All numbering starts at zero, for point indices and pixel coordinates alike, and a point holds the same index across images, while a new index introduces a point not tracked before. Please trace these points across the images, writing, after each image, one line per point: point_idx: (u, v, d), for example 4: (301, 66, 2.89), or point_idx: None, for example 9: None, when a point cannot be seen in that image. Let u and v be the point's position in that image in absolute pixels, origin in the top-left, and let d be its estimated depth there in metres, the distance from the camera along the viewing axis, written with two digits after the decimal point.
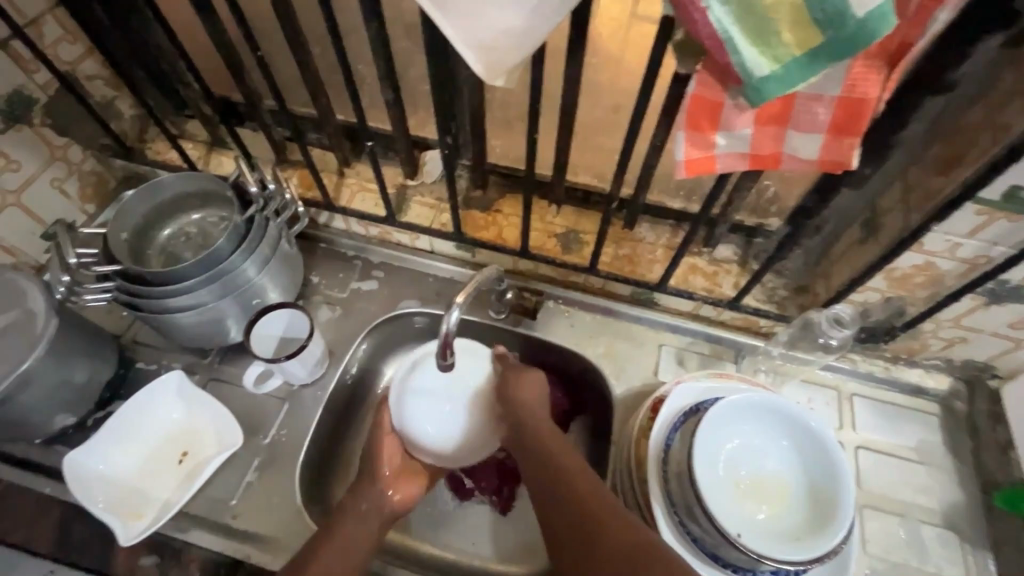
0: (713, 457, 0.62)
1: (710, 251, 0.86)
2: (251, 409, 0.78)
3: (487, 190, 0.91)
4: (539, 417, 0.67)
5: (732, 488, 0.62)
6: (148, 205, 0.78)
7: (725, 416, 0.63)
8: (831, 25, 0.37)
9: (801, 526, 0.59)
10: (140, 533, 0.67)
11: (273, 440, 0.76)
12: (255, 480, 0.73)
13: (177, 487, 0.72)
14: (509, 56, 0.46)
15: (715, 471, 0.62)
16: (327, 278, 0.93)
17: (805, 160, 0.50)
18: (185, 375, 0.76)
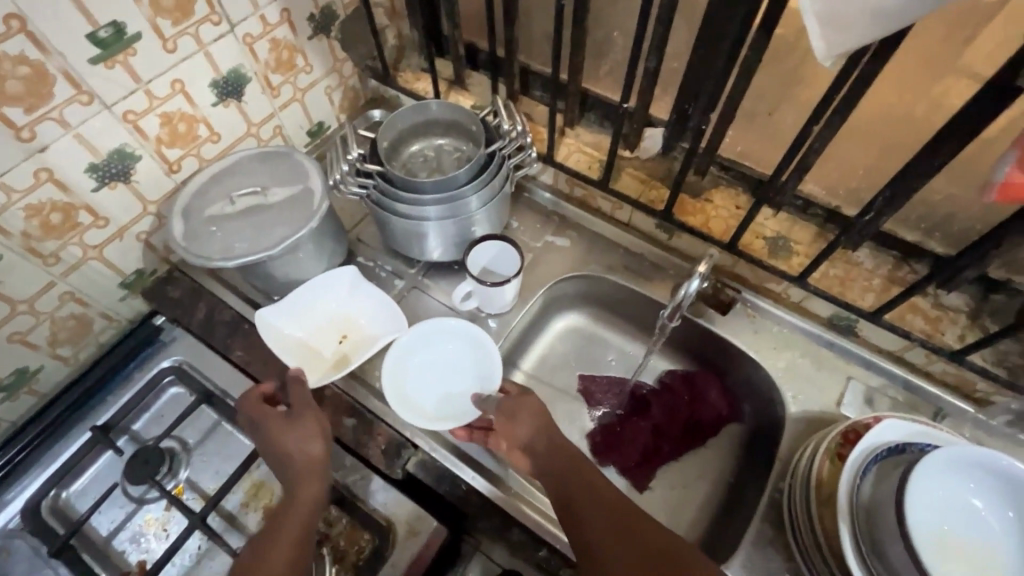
0: (935, 507, 0.58)
1: (937, 295, 0.80)
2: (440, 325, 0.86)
3: (704, 178, 0.90)
4: (555, 449, 0.68)
5: (940, 545, 0.58)
6: (407, 122, 0.88)
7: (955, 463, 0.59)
8: None
9: None
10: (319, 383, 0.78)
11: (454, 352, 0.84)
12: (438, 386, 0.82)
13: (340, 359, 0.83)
14: (858, 39, 0.45)
15: (924, 519, 0.57)
16: (525, 225, 0.98)
17: None
18: (356, 271, 0.87)
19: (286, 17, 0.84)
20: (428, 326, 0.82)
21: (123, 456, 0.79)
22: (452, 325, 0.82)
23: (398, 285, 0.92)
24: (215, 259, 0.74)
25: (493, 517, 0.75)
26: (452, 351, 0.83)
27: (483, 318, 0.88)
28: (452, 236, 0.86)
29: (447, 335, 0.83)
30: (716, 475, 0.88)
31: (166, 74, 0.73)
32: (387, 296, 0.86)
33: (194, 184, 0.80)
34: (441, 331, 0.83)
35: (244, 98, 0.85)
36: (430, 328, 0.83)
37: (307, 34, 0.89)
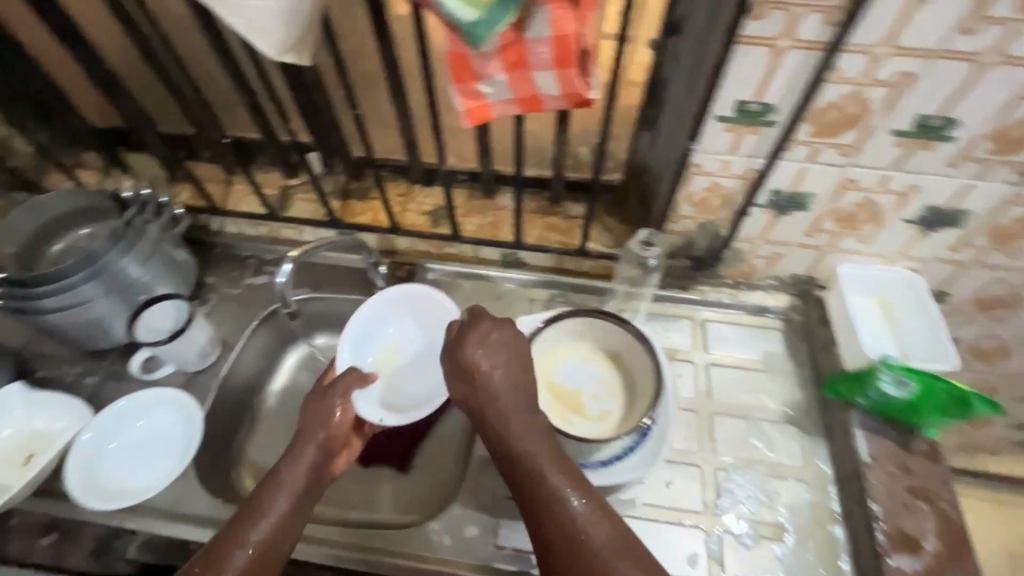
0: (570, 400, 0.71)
1: (563, 211, 0.96)
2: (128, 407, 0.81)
3: (365, 180, 1.01)
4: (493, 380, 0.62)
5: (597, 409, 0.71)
6: (36, 221, 0.86)
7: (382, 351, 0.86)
8: None
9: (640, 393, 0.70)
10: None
11: (146, 424, 0.80)
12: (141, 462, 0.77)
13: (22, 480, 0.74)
14: (285, 33, 0.56)
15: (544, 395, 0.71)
16: (222, 277, 1.00)
17: (555, 96, 0.59)
18: (28, 384, 0.80)
19: None
20: (102, 416, 0.78)
21: None
22: (126, 408, 0.79)
23: (90, 382, 0.87)
24: None
25: None
26: (138, 423, 0.80)
27: (191, 378, 0.88)
28: (122, 310, 0.83)
29: (126, 412, 0.79)
30: None
31: None
32: (73, 399, 0.80)
33: None
34: (119, 412, 0.79)
35: None
36: (102, 417, 0.78)
37: None
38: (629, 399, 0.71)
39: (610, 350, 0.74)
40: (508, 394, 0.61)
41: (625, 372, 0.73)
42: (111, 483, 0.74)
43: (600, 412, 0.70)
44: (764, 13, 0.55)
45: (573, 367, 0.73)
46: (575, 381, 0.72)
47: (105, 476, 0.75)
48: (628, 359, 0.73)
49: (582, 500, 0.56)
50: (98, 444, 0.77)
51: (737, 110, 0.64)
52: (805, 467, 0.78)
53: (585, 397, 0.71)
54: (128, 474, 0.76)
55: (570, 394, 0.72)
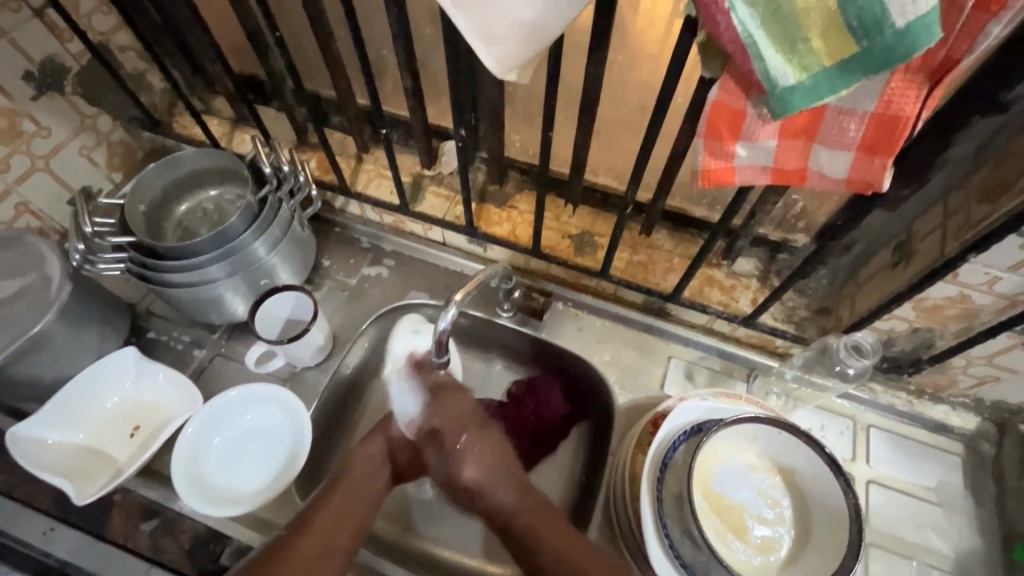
0: (735, 519, 0.62)
1: (728, 264, 0.83)
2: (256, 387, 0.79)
3: (505, 185, 0.89)
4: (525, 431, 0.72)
5: (764, 529, 0.62)
6: (168, 178, 0.79)
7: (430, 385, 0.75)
8: (861, 63, 0.36)
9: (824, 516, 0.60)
10: (92, 495, 0.67)
11: (253, 418, 0.75)
12: (246, 458, 0.73)
13: (131, 456, 0.73)
14: (520, 51, 0.45)
15: (703, 505, 0.61)
16: (338, 262, 0.93)
17: (833, 179, 0.47)
18: (141, 352, 0.76)
19: None
20: (207, 406, 0.73)
21: None
22: (234, 400, 0.74)
23: (197, 355, 0.83)
24: None
25: None
26: (242, 414, 0.75)
27: (298, 372, 0.83)
28: (244, 291, 0.78)
29: (231, 402, 0.74)
30: (568, 478, 0.87)
31: None
32: (182, 375, 0.76)
33: None
34: (224, 403, 0.74)
35: None
36: (207, 406, 0.73)
37: (28, 95, 0.78)
38: (800, 533, 0.61)
39: (780, 462, 0.63)
40: (488, 472, 0.69)
41: (797, 496, 0.63)
42: (213, 479, 0.71)
43: (763, 540, 0.61)
44: None
45: (736, 476, 0.63)
46: (736, 493, 0.63)
47: (209, 470, 0.72)
48: (807, 486, 0.62)
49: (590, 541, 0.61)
50: (203, 435, 0.72)
51: None
52: None
53: (745, 516, 0.62)
54: (235, 472, 0.72)
55: (730, 507, 0.62)
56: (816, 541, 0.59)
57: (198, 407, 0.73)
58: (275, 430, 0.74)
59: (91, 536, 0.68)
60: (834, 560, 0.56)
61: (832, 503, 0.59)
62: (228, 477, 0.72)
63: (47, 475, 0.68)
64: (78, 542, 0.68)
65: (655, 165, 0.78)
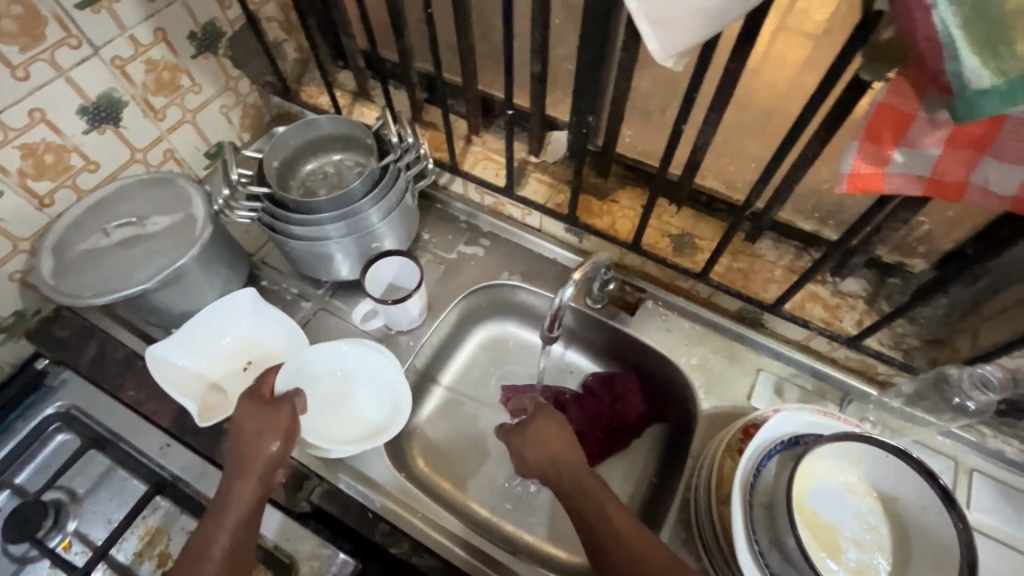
0: (830, 537, 0.60)
1: (835, 282, 0.80)
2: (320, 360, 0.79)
3: (608, 178, 0.90)
4: (569, 457, 0.70)
5: (857, 552, 0.60)
6: (300, 139, 0.85)
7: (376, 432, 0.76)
8: None
9: (921, 548, 0.58)
10: (214, 418, 0.75)
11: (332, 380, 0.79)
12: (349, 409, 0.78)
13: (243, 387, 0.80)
14: (687, 36, 0.45)
15: (803, 525, 0.59)
16: (437, 237, 0.97)
17: (997, 194, 0.45)
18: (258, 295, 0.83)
19: (161, 36, 0.81)
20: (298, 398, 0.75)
21: (1, 513, 0.75)
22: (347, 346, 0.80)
23: (303, 307, 0.89)
24: (87, 297, 0.70)
25: (403, 542, 0.71)
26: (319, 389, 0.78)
27: (393, 335, 0.87)
28: (356, 252, 0.83)
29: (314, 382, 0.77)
30: (638, 476, 0.87)
31: (22, 102, 0.70)
32: (293, 322, 0.82)
33: (69, 214, 0.77)
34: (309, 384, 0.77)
35: (121, 123, 0.82)
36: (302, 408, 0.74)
37: (189, 53, 0.86)
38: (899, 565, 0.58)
39: (882, 487, 0.61)
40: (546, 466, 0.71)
41: (896, 524, 0.60)
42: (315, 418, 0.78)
43: (858, 563, 0.59)
44: None
45: (834, 495, 0.61)
46: (831, 511, 0.61)
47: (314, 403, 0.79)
48: (912, 518, 0.59)
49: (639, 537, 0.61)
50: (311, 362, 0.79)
51: None
52: None
53: (842, 538, 0.60)
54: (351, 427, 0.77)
55: (827, 527, 0.60)
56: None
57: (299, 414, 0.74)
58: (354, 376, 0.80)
59: (201, 456, 0.74)
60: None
61: (939, 537, 0.56)
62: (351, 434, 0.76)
63: (176, 395, 0.75)
64: (190, 461, 0.74)
65: (773, 173, 0.77)
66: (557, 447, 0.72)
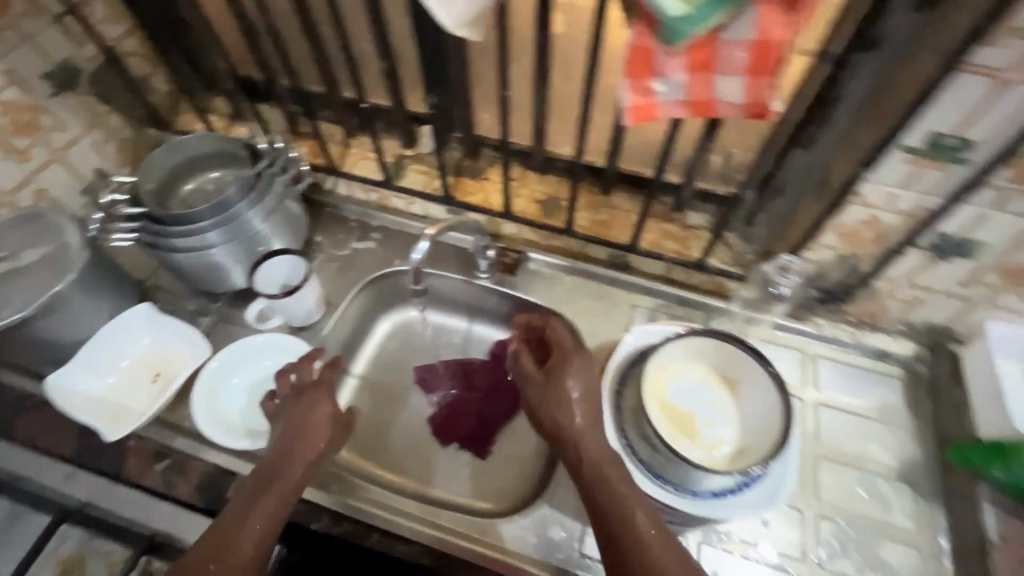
0: (686, 423, 0.69)
1: (682, 218, 0.92)
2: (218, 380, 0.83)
3: (478, 159, 0.99)
4: (580, 421, 0.64)
5: (711, 430, 0.69)
6: (175, 160, 0.89)
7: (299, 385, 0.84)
8: None
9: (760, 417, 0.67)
10: (122, 430, 0.76)
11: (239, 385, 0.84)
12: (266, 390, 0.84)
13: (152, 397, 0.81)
14: (468, 7, 0.54)
15: (662, 416, 0.69)
16: (329, 238, 1.01)
17: (734, 104, 0.56)
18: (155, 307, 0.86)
19: (14, 78, 0.83)
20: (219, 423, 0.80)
21: None
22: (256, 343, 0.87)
23: (202, 322, 0.91)
24: None
25: (323, 517, 0.74)
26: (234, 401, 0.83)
27: (295, 333, 0.90)
28: (243, 258, 0.86)
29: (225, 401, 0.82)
30: None
31: None
32: (189, 328, 0.86)
33: None
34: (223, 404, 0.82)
35: None
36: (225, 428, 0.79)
37: (48, 92, 0.88)
38: (741, 430, 0.68)
39: (727, 374, 0.71)
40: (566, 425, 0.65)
41: (739, 401, 0.70)
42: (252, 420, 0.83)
43: (712, 440, 0.68)
44: (999, 41, 0.49)
45: (687, 386, 0.71)
46: (686, 402, 0.70)
47: (245, 411, 0.83)
48: (750, 390, 0.69)
49: (647, 518, 0.58)
50: (222, 377, 0.84)
51: (929, 143, 0.59)
52: (918, 532, 0.74)
53: (696, 419, 0.70)
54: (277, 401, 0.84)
55: (683, 413, 0.70)
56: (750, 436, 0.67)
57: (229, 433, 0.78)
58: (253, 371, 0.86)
59: (107, 477, 0.74)
60: (773, 446, 0.63)
61: (769, 403, 0.66)
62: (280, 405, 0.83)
63: (82, 416, 0.76)
64: (93, 484, 0.73)
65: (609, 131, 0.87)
66: (583, 412, 0.63)
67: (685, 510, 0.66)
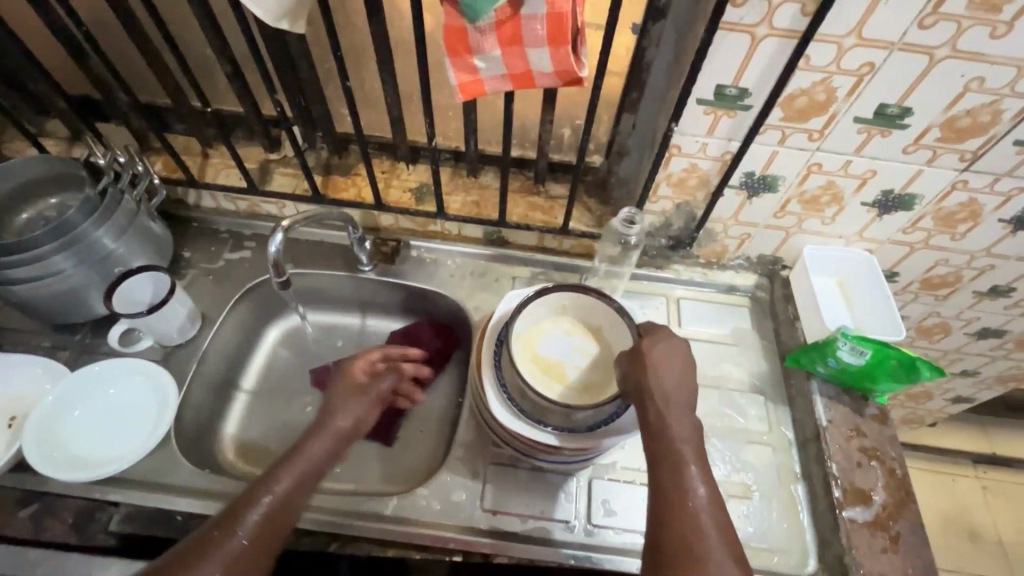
0: (557, 371, 0.75)
1: (545, 191, 0.98)
2: (57, 414, 0.74)
3: (347, 157, 1.00)
4: (663, 379, 0.65)
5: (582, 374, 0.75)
6: (2, 188, 0.82)
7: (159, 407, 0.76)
8: None
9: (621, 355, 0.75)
10: None
11: (86, 416, 0.75)
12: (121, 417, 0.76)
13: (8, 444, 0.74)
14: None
15: (534, 367, 0.74)
16: (198, 252, 0.98)
17: (548, 74, 0.62)
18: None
19: None
20: (64, 461, 0.71)
21: None
22: (97, 371, 0.77)
23: (62, 357, 0.84)
24: None
25: None
26: (82, 435, 0.74)
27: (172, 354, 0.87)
28: (97, 282, 0.81)
29: (71, 437, 0.73)
30: (450, 397, 0.96)
31: None
32: (42, 361, 0.79)
33: None
34: (68, 440, 0.73)
35: None
36: (74, 465, 0.71)
37: None
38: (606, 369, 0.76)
39: (590, 323, 0.79)
40: (674, 387, 0.65)
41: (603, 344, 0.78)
42: (87, 456, 0.73)
43: (582, 382, 0.75)
44: (745, 2, 0.59)
45: (555, 338, 0.78)
46: (556, 353, 0.76)
47: (81, 446, 0.73)
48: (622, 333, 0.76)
49: (700, 477, 0.60)
50: (61, 408, 0.74)
51: (716, 95, 0.69)
52: (771, 432, 0.85)
53: (565, 367, 0.76)
54: (134, 427, 0.75)
55: (554, 361, 0.76)
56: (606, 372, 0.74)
57: (80, 469, 0.70)
58: (103, 399, 0.77)
59: None
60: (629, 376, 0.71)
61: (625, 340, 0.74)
62: (138, 432, 0.75)
63: None
64: None
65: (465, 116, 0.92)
66: (662, 369, 0.66)
67: (566, 449, 0.71)
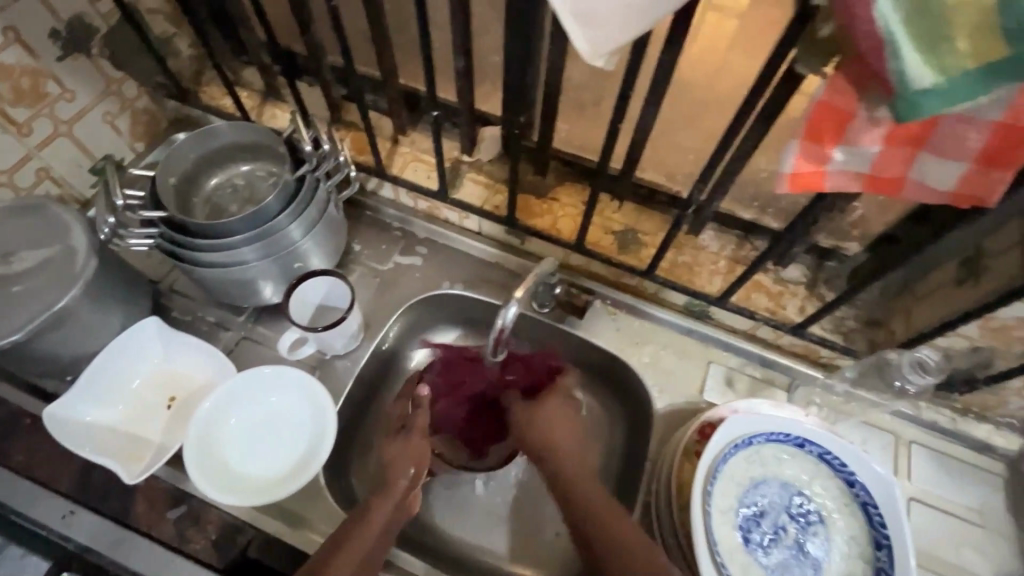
0: (767, 538, 0.61)
1: (778, 270, 0.80)
2: (216, 419, 0.69)
3: (547, 175, 0.85)
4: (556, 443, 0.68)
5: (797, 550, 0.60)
6: (199, 151, 0.76)
7: (318, 432, 0.69)
8: (1001, 68, 0.33)
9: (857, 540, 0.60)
10: (142, 474, 0.65)
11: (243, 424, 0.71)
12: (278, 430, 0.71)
13: (168, 427, 0.72)
14: (618, 34, 0.41)
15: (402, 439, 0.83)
16: (369, 247, 0.89)
17: (935, 189, 0.44)
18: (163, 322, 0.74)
19: (14, 37, 0.69)
20: (223, 476, 0.67)
21: None
22: (264, 375, 0.71)
23: (224, 337, 0.80)
24: None
25: None
26: (239, 447, 0.69)
27: (327, 360, 0.80)
28: (275, 275, 0.74)
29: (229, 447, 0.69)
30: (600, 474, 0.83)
31: None
32: (205, 344, 0.74)
33: None
34: (225, 451, 0.69)
35: None
36: (231, 484, 0.66)
37: (54, 55, 0.74)
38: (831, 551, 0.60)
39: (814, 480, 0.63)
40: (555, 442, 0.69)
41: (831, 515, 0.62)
42: (243, 473, 0.68)
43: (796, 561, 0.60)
44: None
45: (767, 492, 0.62)
46: (767, 511, 0.62)
47: (240, 460, 0.69)
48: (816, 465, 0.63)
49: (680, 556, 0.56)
50: (220, 413, 0.69)
51: None
52: None
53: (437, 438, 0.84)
54: (290, 445, 0.70)
55: (762, 523, 0.61)
56: (839, 557, 0.60)
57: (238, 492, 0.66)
58: (260, 406, 0.71)
59: (115, 522, 0.65)
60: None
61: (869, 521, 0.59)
62: (294, 452, 0.69)
63: (89, 456, 0.66)
64: (98, 527, 0.64)
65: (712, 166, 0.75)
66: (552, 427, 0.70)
67: None
